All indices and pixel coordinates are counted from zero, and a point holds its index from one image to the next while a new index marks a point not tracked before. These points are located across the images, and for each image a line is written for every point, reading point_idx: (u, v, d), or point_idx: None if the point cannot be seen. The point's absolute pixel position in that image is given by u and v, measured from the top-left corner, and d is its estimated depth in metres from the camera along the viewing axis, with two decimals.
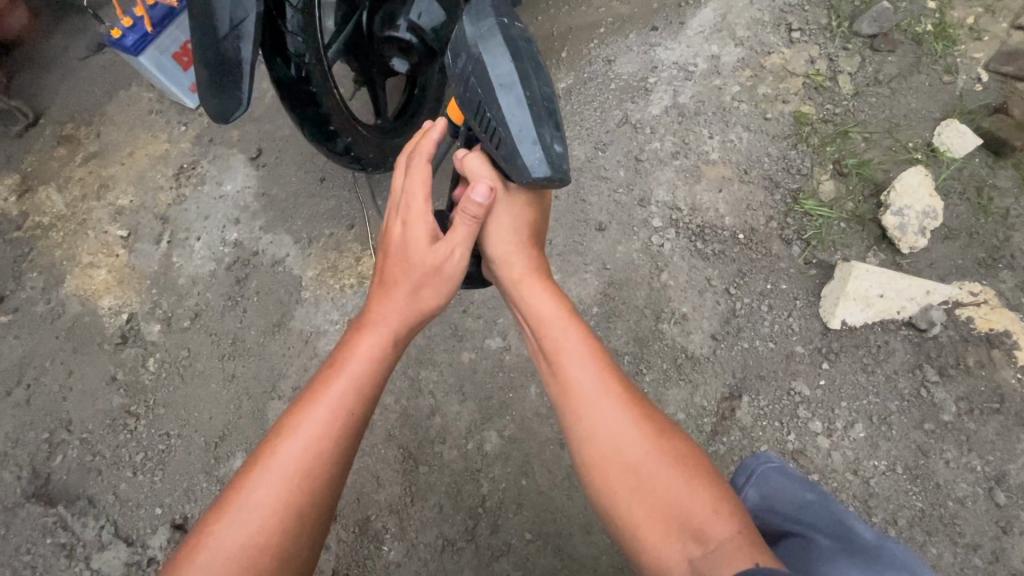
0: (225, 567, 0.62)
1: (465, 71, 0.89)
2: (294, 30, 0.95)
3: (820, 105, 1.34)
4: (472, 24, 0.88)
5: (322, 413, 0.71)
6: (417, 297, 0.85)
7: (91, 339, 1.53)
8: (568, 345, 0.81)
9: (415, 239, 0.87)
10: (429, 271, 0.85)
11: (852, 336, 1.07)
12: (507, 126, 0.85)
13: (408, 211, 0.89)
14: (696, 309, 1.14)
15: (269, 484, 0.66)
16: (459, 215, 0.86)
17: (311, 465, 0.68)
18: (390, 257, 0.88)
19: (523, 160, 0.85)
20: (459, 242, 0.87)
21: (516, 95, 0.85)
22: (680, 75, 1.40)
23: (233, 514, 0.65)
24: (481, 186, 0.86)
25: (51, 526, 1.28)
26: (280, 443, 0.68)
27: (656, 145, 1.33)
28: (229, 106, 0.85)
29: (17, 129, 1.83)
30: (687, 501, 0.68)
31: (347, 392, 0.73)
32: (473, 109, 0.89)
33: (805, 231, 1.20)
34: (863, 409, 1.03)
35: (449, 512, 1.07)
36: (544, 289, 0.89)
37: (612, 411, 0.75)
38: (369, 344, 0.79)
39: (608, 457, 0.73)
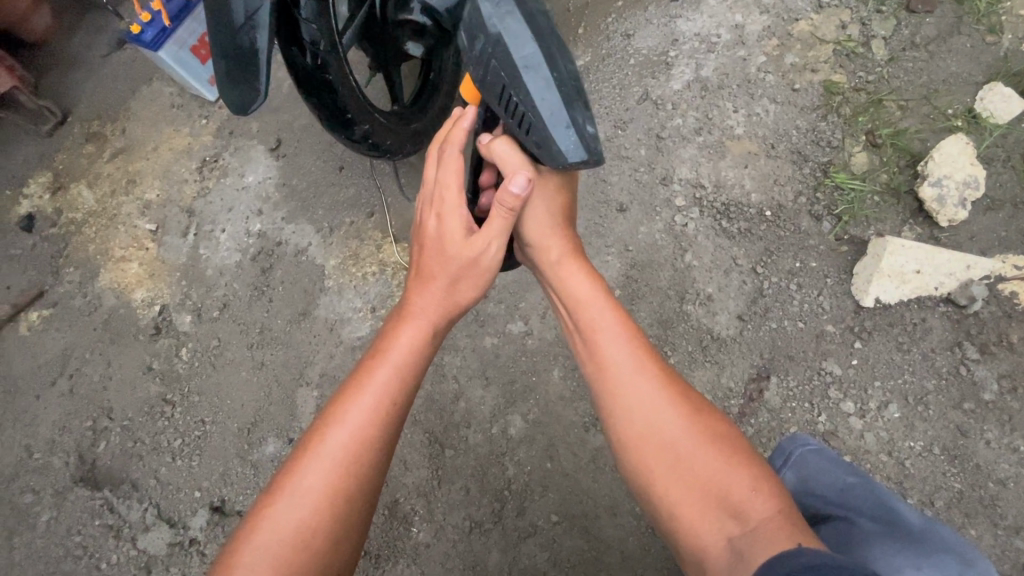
0: (278, 549, 0.64)
1: (486, 54, 0.86)
2: (309, 17, 0.94)
3: (851, 73, 1.28)
4: (488, 3, 0.86)
5: (367, 401, 0.72)
6: (454, 291, 0.84)
7: (127, 330, 1.58)
8: (601, 322, 0.82)
9: (450, 231, 0.84)
10: (466, 263, 0.83)
11: (886, 314, 1.04)
12: (536, 109, 0.83)
13: (442, 204, 0.85)
14: (722, 289, 1.11)
15: (319, 469, 0.67)
16: (495, 207, 0.82)
17: (358, 450, 0.69)
18: (425, 250, 0.86)
19: (557, 144, 0.83)
20: (494, 233, 0.83)
21: (544, 77, 0.83)
22: (703, 47, 1.35)
23: (286, 498, 0.66)
24: (518, 176, 0.81)
25: (99, 508, 1.34)
26: (328, 430, 0.70)
27: (678, 121, 1.29)
28: (247, 98, 0.86)
29: (47, 128, 1.88)
30: (731, 484, 0.67)
31: (391, 379, 0.74)
32: (497, 94, 0.87)
33: (836, 206, 1.16)
34: (898, 389, 0.99)
35: (476, 494, 1.08)
36: (577, 268, 0.89)
37: (645, 388, 0.75)
38: (410, 333, 0.79)
39: (647, 438, 0.73)
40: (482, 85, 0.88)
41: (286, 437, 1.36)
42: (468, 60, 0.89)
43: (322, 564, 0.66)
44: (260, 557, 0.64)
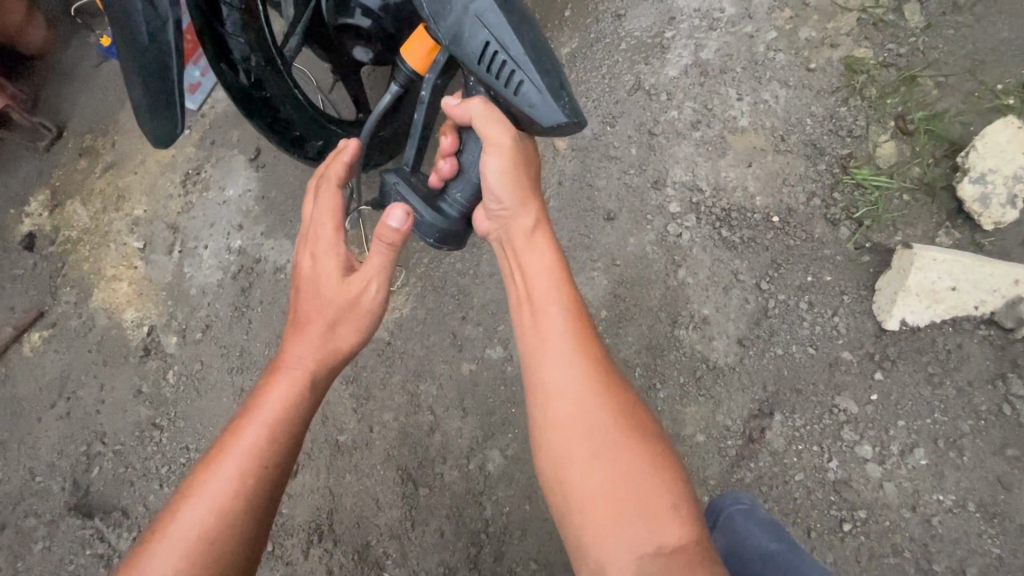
0: None
1: (464, 5, 0.77)
2: (236, 32, 0.84)
3: (879, 46, 1.09)
4: None
5: (229, 468, 0.67)
6: (332, 336, 0.77)
7: (118, 352, 1.57)
8: (551, 302, 0.72)
9: (325, 273, 0.78)
10: (343, 305, 0.76)
11: (915, 339, 0.89)
12: (528, 66, 0.75)
13: (317, 242, 0.80)
14: (721, 310, 0.98)
15: (168, 552, 0.63)
16: (374, 244, 0.76)
17: (212, 528, 0.65)
18: (302, 293, 0.80)
19: (552, 99, 0.75)
20: (372, 270, 0.77)
21: (532, 36, 0.77)
22: (703, 24, 1.18)
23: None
24: (395, 210, 0.76)
25: (90, 537, 1.36)
26: (183, 506, 0.66)
27: (673, 114, 1.14)
28: (166, 128, 0.79)
29: (44, 143, 1.87)
30: (647, 496, 0.61)
31: (252, 446, 0.69)
32: (482, 53, 0.77)
33: (857, 208, 1.00)
34: (926, 430, 0.85)
35: (451, 538, 1.01)
36: (540, 241, 0.79)
37: (573, 375, 0.67)
38: (282, 387, 0.73)
39: (570, 427, 0.65)
40: (461, 44, 0.79)
41: None
42: (439, 19, 0.79)
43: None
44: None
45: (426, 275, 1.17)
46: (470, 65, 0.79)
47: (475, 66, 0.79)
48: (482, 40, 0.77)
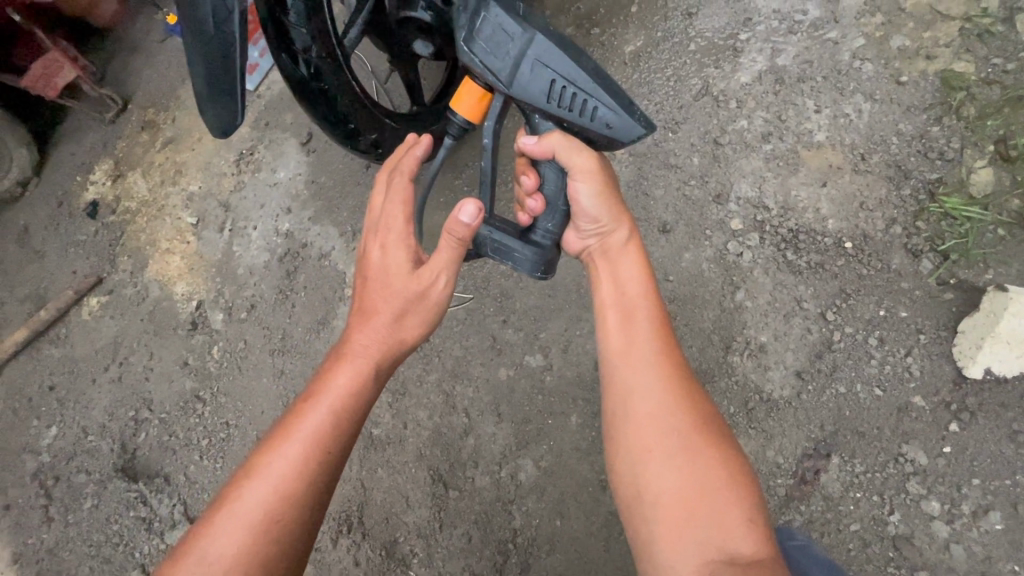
0: None
1: (519, 54, 0.76)
2: (298, 22, 0.84)
3: (982, 60, 1.00)
4: (504, 9, 0.77)
5: (297, 447, 0.65)
6: (398, 328, 0.75)
7: (168, 323, 1.63)
8: (643, 308, 0.75)
9: (394, 264, 0.76)
10: (412, 297, 0.75)
11: (998, 391, 0.82)
12: (600, 91, 0.76)
13: (387, 232, 0.78)
14: (779, 339, 0.92)
15: (234, 528, 0.61)
16: (444, 237, 0.75)
17: (281, 505, 0.62)
18: (367, 283, 0.77)
19: (626, 114, 0.77)
20: (442, 265, 0.75)
21: (589, 62, 0.77)
22: (783, 26, 1.10)
23: (194, 559, 0.59)
24: (468, 204, 0.74)
25: (134, 500, 1.39)
26: (247, 483, 0.63)
27: (743, 123, 1.07)
28: (224, 117, 0.79)
29: (110, 115, 1.94)
30: (715, 498, 0.61)
31: (321, 428, 0.67)
32: (546, 91, 0.77)
33: (942, 240, 0.92)
34: (1002, 492, 0.78)
35: (478, 544, 1.00)
36: (631, 252, 0.81)
37: (653, 376, 0.69)
38: (350, 373, 0.71)
39: (650, 421, 0.66)
40: (525, 90, 0.78)
41: None
42: (492, 70, 0.78)
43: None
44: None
45: (469, 275, 1.15)
46: (535, 106, 0.79)
47: (542, 105, 0.79)
48: (547, 78, 0.77)
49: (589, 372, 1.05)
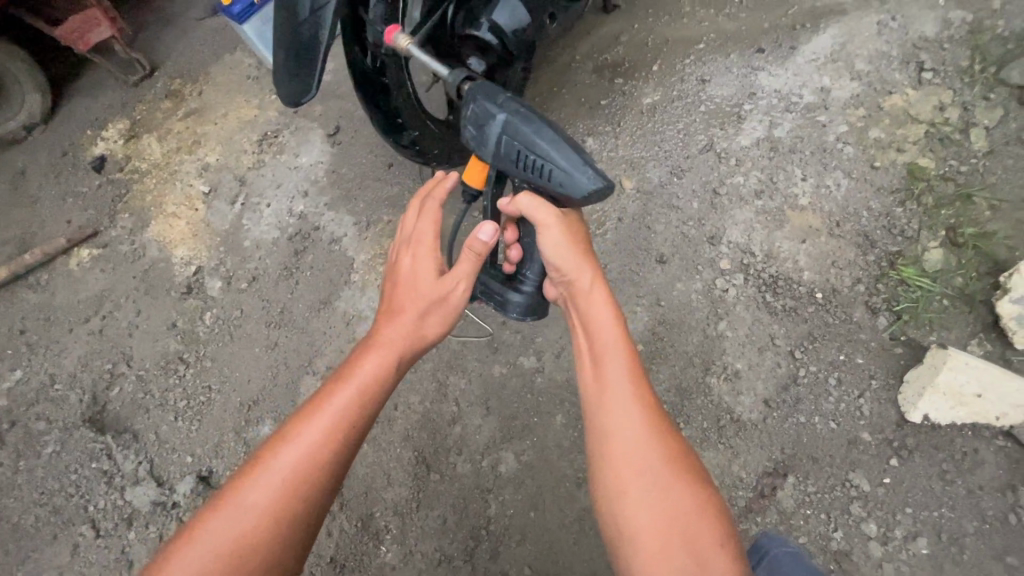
0: (215, 556, 0.61)
1: (494, 134, 0.86)
2: (377, 20, 0.94)
3: (942, 159, 1.18)
4: (484, 95, 0.87)
5: (324, 423, 0.67)
6: (418, 326, 0.76)
7: (161, 284, 1.64)
8: (612, 349, 0.76)
9: (421, 270, 0.79)
10: (435, 300, 0.77)
11: (933, 435, 0.93)
12: (557, 158, 0.82)
13: (419, 244, 0.80)
14: (753, 368, 1.03)
15: (265, 485, 0.64)
16: (464, 251, 0.78)
17: (308, 470, 0.65)
18: (393, 287, 0.80)
19: (579, 177, 0.81)
20: (464, 274, 0.78)
21: (550, 131, 0.83)
22: (781, 105, 1.29)
23: (231, 507, 0.63)
24: (486, 225, 0.78)
25: (97, 452, 1.35)
26: (280, 446, 0.66)
27: (739, 179, 1.22)
28: (299, 90, 0.87)
29: (135, 78, 2.05)
30: (692, 531, 0.64)
31: (347, 408, 0.69)
32: (514, 159, 0.85)
33: (897, 302, 1.06)
34: (930, 521, 0.88)
35: (452, 527, 1.04)
36: (598, 291, 0.81)
37: (632, 417, 0.71)
38: (376, 359, 0.73)
39: (626, 463, 0.68)
40: (501, 161, 0.87)
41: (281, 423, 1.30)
42: (478, 147, 0.88)
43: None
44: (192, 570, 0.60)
45: None
46: (510, 172, 0.87)
47: (515, 172, 0.87)
48: (515, 149, 0.85)
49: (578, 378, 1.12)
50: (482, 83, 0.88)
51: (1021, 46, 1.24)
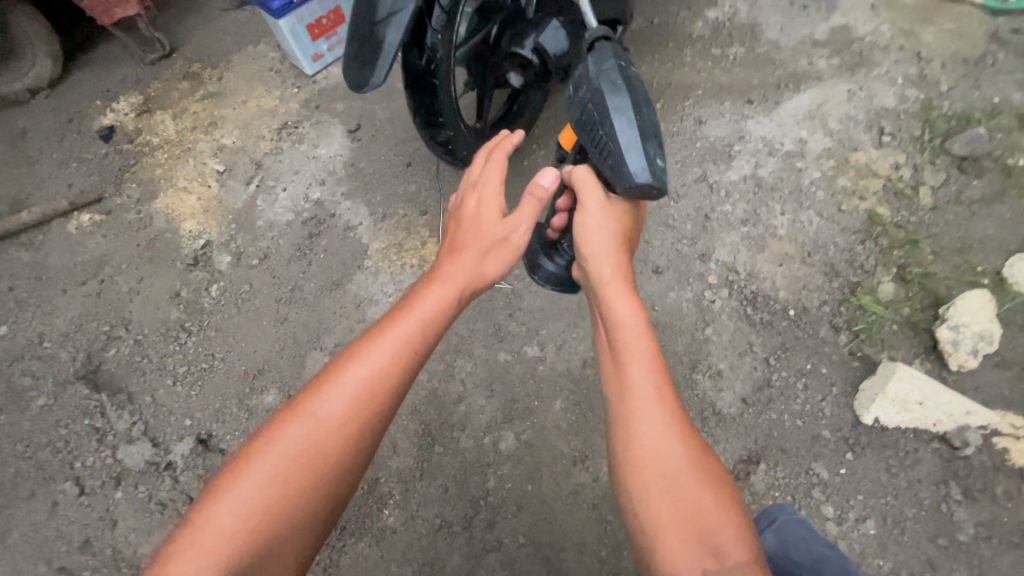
0: (290, 459, 0.70)
1: (584, 99, 0.91)
2: (437, 28, 1.04)
3: (895, 209, 1.39)
4: (594, 60, 0.92)
5: (391, 344, 0.76)
6: (483, 262, 0.87)
7: (167, 254, 1.65)
8: (636, 347, 0.77)
9: (489, 212, 0.91)
10: (498, 240, 0.89)
11: (882, 435, 1.08)
12: (620, 142, 0.87)
13: (484, 188, 0.93)
14: (733, 369, 1.17)
15: (337, 396, 0.72)
16: (527, 197, 0.91)
17: (375, 387, 0.73)
18: (461, 225, 0.91)
19: (629, 167, 0.86)
20: (525, 220, 0.90)
21: (630, 117, 0.88)
22: (765, 149, 1.49)
23: (303, 418, 0.71)
24: (549, 171, 0.90)
25: (91, 409, 1.36)
26: (351, 362, 0.74)
27: (728, 208, 1.39)
28: (365, 78, 0.98)
29: (153, 57, 2.12)
30: (709, 522, 0.65)
31: (411, 332, 0.77)
32: (584, 125, 0.91)
33: (855, 323, 1.22)
34: (878, 507, 1.02)
35: (452, 496, 1.11)
36: (622, 291, 0.83)
37: (656, 415, 0.72)
38: (440, 290, 0.82)
39: (647, 458, 0.69)
40: (576, 125, 0.93)
41: (286, 393, 1.34)
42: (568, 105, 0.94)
43: (311, 506, 0.70)
44: (267, 472, 0.69)
45: None
46: (581, 142, 0.93)
47: (584, 143, 0.93)
48: (590, 120, 0.91)
49: (577, 368, 1.22)
50: (604, 43, 0.93)
51: (962, 123, 1.48)
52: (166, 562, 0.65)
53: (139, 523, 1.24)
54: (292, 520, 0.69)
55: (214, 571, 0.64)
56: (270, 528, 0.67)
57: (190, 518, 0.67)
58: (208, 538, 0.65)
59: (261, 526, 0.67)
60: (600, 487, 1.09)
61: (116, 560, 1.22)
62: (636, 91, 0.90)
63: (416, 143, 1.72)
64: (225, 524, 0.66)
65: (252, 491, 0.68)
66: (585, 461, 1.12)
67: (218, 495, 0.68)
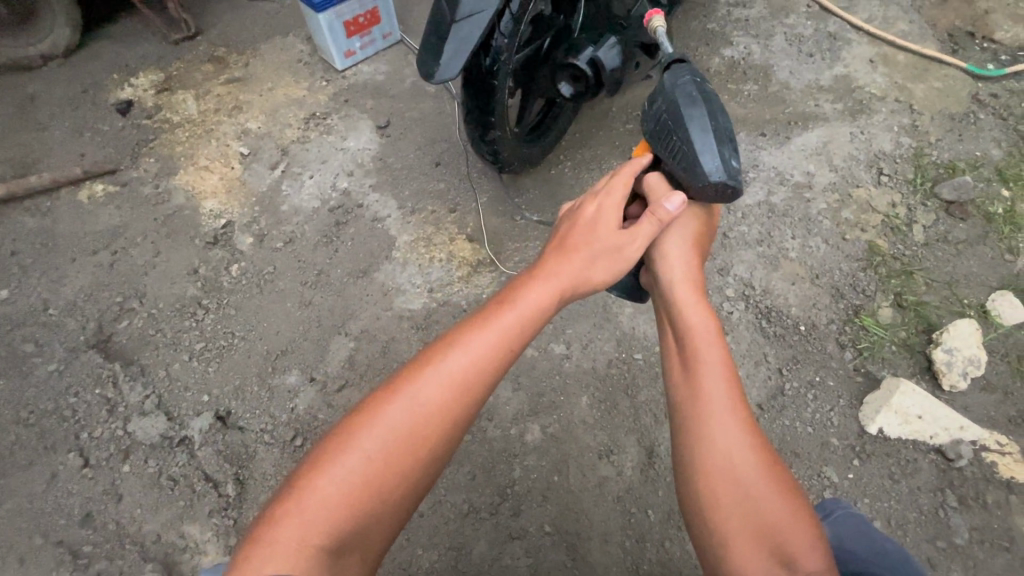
0: (390, 439, 0.74)
1: (659, 109, 1.03)
2: (506, 32, 1.13)
3: (892, 243, 1.48)
4: (670, 77, 1.05)
5: (491, 337, 0.79)
6: (590, 266, 0.89)
7: (185, 230, 1.62)
8: (709, 357, 0.84)
9: (605, 220, 0.94)
10: (610, 248, 0.91)
11: (885, 444, 1.17)
12: (695, 144, 0.97)
13: (606, 197, 0.96)
14: (749, 376, 1.27)
15: (437, 382, 0.76)
16: (648, 216, 0.94)
17: (473, 378, 0.78)
18: (573, 227, 0.95)
19: (703, 166, 0.97)
20: (641, 236, 0.93)
21: (703, 122, 0.99)
22: (777, 178, 1.60)
23: (405, 400, 0.75)
24: (676, 198, 0.94)
25: (103, 378, 1.34)
26: (452, 350, 0.78)
27: (744, 228, 1.49)
28: (442, 69, 1.07)
29: (178, 36, 2.11)
30: (778, 522, 0.72)
31: (516, 326, 0.81)
32: (658, 131, 1.02)
33: (859, 341, 1.31)
34: (882, 510, 1.11)
35: (480, 483, 1.14)
36: (694, 302, 0.91)
37: (734, 428, 0.78)
38: (542, 288, 0.85)
39: (724, 467, 0.76)
40: (651, 133, 1.04)
41: (308, 375, 1.34)
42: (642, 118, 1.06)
43: (406, 487, 0.74)
44: (367, 447, 0.73)
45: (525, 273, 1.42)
46: (654, 150, 1.04)
47: (656, 149, 1.03)
48: (666, 127, 1.02)
49: (602, 366, 1.26)
50: (678, 66, 1.06)
51: (948, 171, 1.59)
52: (268, 528, 0.69)
53: (147, 498, 1.20)
54: (389, 497, 0.73)
55: (316, 535, 0.68)
56: (370, 502, 0.72)
57: (296, 485, 0.71)
58: (314, 506, 0.69)
59: (362, 499, 0.71)
60: (625, 480, 1.13)
61: (119, 536, 1.17)
62: (708, 101, 1.02)
63: (445, 143, 1.74)
64: (330, 494, 0.70)
65: (356, 464, 0.72)
66: (611, 455, 1.15)
67: (324, 465, 0.72)
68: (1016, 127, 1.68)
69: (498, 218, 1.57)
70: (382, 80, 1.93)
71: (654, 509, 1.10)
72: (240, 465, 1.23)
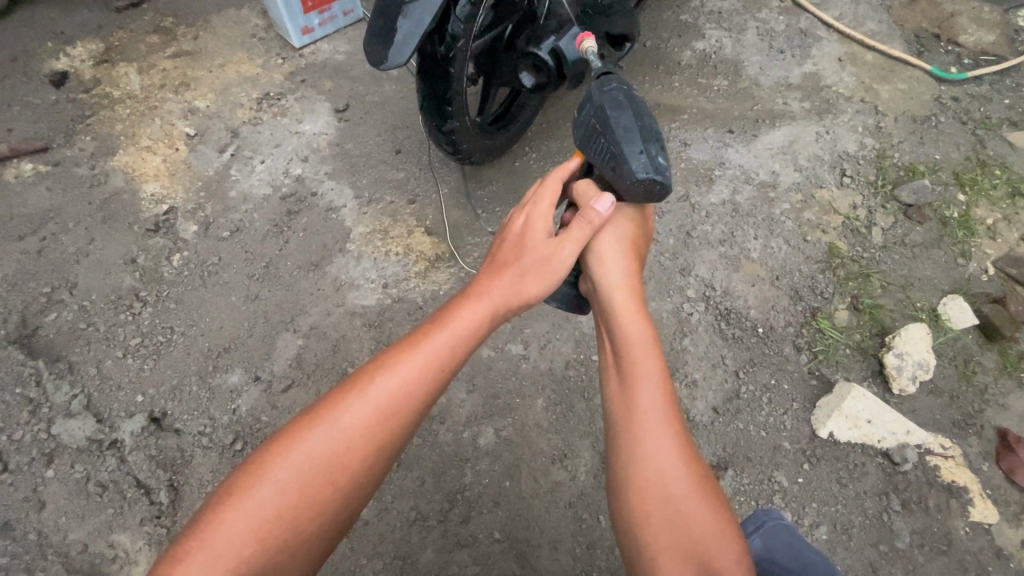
0: (312, 464, 0.70)
1: (589, 116, 0.99)
2: (462, 17, 1.08)
3: (852, 244, 1.49)
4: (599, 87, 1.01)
5: (419, 360, 0.76)
6: (525, 280, 0.85)
7: (123, 216, 1.51)
8: (645, 367, 0.81)
9: (536, 229, 0.88)
10: (543, 259, 0.86)
11: (834, 448, 1.19)
12: (621, 146, 0.94)
13: (534, 205, 0.91)
14: (706, 379, 1.27)
15: (361, 407, 0.72)
16: (578, 219, 0.89)
17: (400, 402, 0.74)
18: (506, 242, 0.90)
19: (629, 164, 0.93)
20: (574, 240, 0.88)
21: (628, 121, 0.95)
22: (742, 177, 1.59)
23: (327, 426, 0.72)
24: (603, 199, 0.90)
25: (25, 377, 1.24)
26: (379, 374, 0.75)
27: (708, 228, 1.48)
28: (392, 53, 1.01)
29: (119, 4, 1.95)
30: (703, 540, 0.72)
31: (447, 347, 0.77)
32: (587, 137, 0.98)
33: (815, 344, 1.32)
34: (829, 514, 1.13)
35: (429, 489, 1.11)
36: (633, 309, 0.87)
37: (665, 441, 0.77)
38: (475, 309, 0.81)
39: (654, 482, 0.75)
40: (584, 142, 0.99)
41: (253, 374, 1.27)
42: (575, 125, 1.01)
43: (330, 512, 0.71)
44: (286, 474, 0.69)
45: None
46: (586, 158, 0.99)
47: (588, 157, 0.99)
48: (598, 133, 0.97)
49: (559, 368, 1.22)
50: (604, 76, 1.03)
51: (909, 173, 1.60)
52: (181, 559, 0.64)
53: (73, 505, 1.12)
54: (305, 530, 0.69)
55: (231, 563, 0.65)
56: (282, 537, 0.68)
57: (203, 520, 0.67)
58: (218, 543, 0.65)
59: (274, 534, 0.67)
60: (577, 485, 1.11)
61: (41, 547, 1.09)
62: (635, 101, 0.99)
63: (406, 130, 1.66)
64: (239, 531, 0.66)
65: (270, 495, 0.68)
66: (564, 460, 1.13)
67: (236, 497, 0.68)
68: (975, 132, 1.70)
69: (459, 211, 1.51)
70: (342, 60, 1.83)
71: (605, 515, 1.09)
72: (174, 471, 1.16)
